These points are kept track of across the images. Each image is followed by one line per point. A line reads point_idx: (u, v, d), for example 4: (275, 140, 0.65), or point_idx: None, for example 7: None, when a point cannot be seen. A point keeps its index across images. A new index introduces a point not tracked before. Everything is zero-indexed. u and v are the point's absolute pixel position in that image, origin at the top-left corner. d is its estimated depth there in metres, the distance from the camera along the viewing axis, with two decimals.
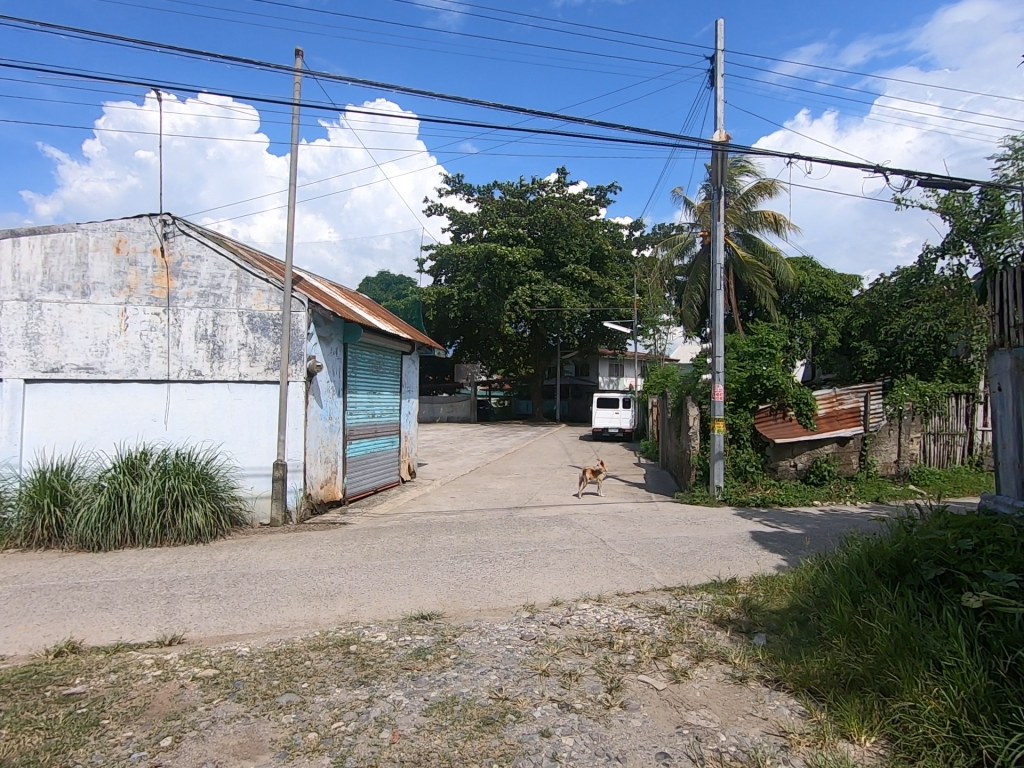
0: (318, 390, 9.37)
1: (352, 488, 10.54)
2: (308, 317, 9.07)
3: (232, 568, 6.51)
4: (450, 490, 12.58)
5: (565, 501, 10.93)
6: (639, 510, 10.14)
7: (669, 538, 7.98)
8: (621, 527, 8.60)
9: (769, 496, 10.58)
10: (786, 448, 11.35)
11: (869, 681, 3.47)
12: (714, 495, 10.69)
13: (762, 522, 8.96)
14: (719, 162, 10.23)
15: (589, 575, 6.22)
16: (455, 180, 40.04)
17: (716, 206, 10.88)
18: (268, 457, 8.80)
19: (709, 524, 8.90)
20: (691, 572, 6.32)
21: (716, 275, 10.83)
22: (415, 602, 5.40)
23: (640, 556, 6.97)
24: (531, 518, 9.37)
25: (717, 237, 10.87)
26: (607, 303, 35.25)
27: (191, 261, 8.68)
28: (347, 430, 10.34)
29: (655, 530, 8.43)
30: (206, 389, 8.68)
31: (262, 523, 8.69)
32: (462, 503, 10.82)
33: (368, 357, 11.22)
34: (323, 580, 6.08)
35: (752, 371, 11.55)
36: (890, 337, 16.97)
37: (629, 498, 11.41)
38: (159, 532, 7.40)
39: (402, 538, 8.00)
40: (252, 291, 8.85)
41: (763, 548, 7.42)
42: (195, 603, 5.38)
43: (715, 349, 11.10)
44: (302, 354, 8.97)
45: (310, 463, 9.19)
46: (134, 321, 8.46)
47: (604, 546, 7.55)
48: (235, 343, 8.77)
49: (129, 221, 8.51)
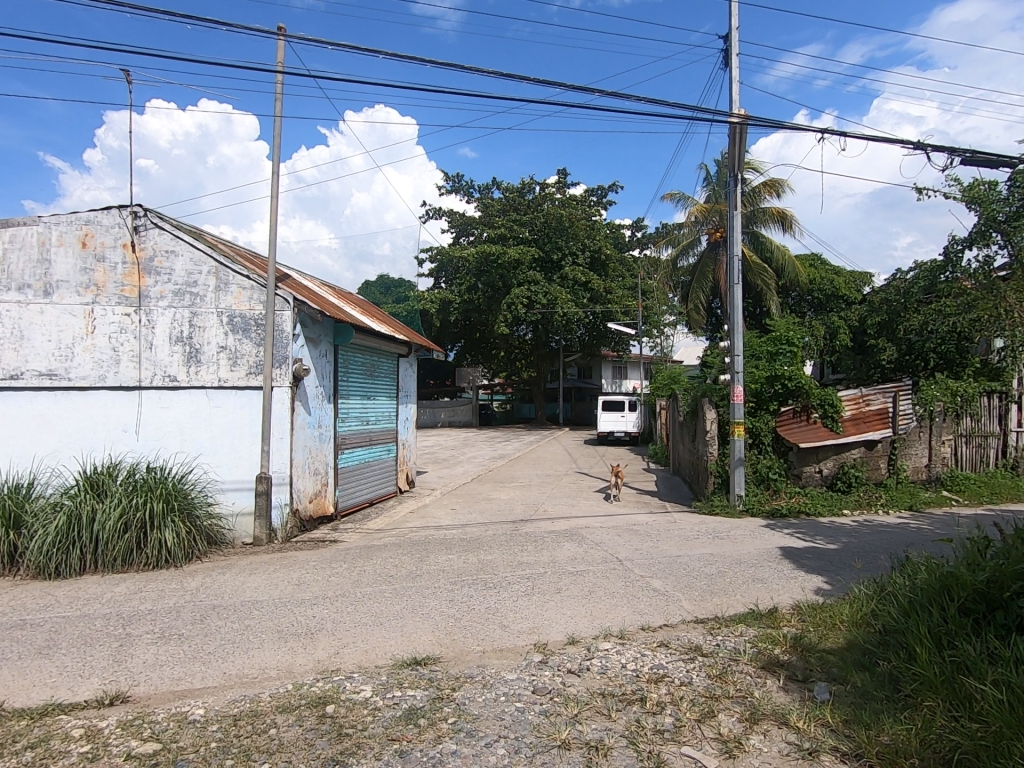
0: (305, 396, 8.61)
1: (345, 501, 9.78)
2: (293, 316, 8.33)
3: (203, 600, 5.75)
4: (451, 501, 11.81)
5: (573, 513, 10.15)
6: (655, 522, 9.36)
7: (691, 556, 7.20)
8: (637, 544, 7.82)
9: (794, 505, 9.79)
10: (811, 451, 10.49)
11: (981, 761, 2.75)
12: (735, 505, 9.91)
13: (791, 537, 8.17)
14: (736, 146, 9.52)
15: (608, 604, 5.45)
16: (455, 181, 39.42)
17: (733, 195, 10.14)
18: (250, 469, 8.05)
19: (733, 538, 8.12)
20: (724, 600, 5.55)
21: (734, 268, 10.09)
22: (407, 643, 4.64)
23: (664, 580, 6.19)
24: (538, 534, 8.59)
25: (735, 227, 10.15)
26: (607, 304, 34.32)
27: (165, 257, 7.96)
28: (339, 439, 9.60)
29: (676, 547, 7.65)
30: (182, 396, 7.94)
31: (244, 542, 7.95)
32: (464, 517, 10.04)
33: (361, 360, 10.48)
34: (304, 614, 5.31)
35: (772, 370, 10.78)
36: (910, 334, 16.17)
37: (642, 508, 10.62)
38: (124, 556, 6.67)
39: (397, 559, 7.24)
40: (231, 289, 8.13)
41: (799, 568, 6.64)
42: (151, 646, 4.62)
43: (733, 347, 10.35)
44: (287, 357, 8.22)
45: (298, 476, 8.43)
46: (102, 322, 7.72)
47: (621, 566, 6.78)
48: (214, 345, 8.04)
49: (96, 213, 7.80)
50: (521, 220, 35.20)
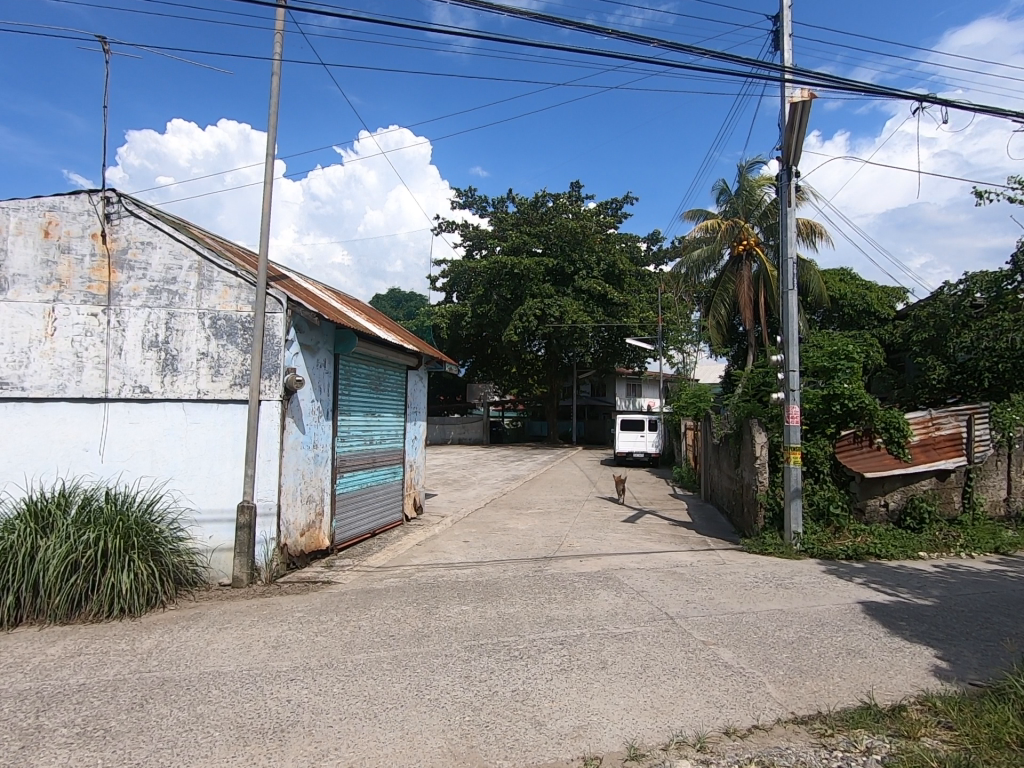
0: (298, 412, 7.46)
1: (343, 533, 8.57)
2: (287, 319, 7.22)
3: (153, 669, 4.54)
4: (462, 531, 10.55)
5: (603, 550, 8.85)
6: (700, 563, 8.03)
7: (757, 613, 5.88)
8: (687, 595, 6.50)
9: (860, 546, 8.43)
10: (876, 482, 9.18)
11: None
12: (791, 545, 8.59)
13: (870, 588, 6.82)
14: (795, 133, 8.33)
15: (671, 691, 4.18)
16: (468, 194, 38.76)
17: (785, 190, 8.98)
18: (231, 497, 6.90)
19: (801, 589, 6.78)
20: (823, 688, 4.26)
21: (789, 272, 8.88)
22: (410, 753, 3.40)
23: (734, 651, 4.90)
24: (565, 577, 7.31)
25: (788, 227, 8.95)
26: (621, 320, 33.10)
27: (139, 249, 6.91)
28: (337, 461, 8.44)
29: (735, 600, 6.32)
30: (155, 410, 6.83)
31: (222, 583, 6.80)
32: (478, 552, 8.79)
33: (365, 372, 9.34)
34: (275, 697, 4.06)
35: (829, 389, 9.38)
36: (960, 353, 14.71)
37: (681, 544, 9.30)
38: (70, 605, 5.54)
39: (400, 609, 6.01)
40: (216, 287, 7.06)
41: (897, 634, 5.31)
42: (62, 751, 3.39)
43: (787, 361, 9.06)
44: (278, 367, 7.10)
45: (287, 505, 7.25)
46: (63, 323, 6.67)
47: (674, 627, 5.49)
48: (193, 352, 6.95)
49: (63, 198, 6.80)
50: (535, 233, 34.39)
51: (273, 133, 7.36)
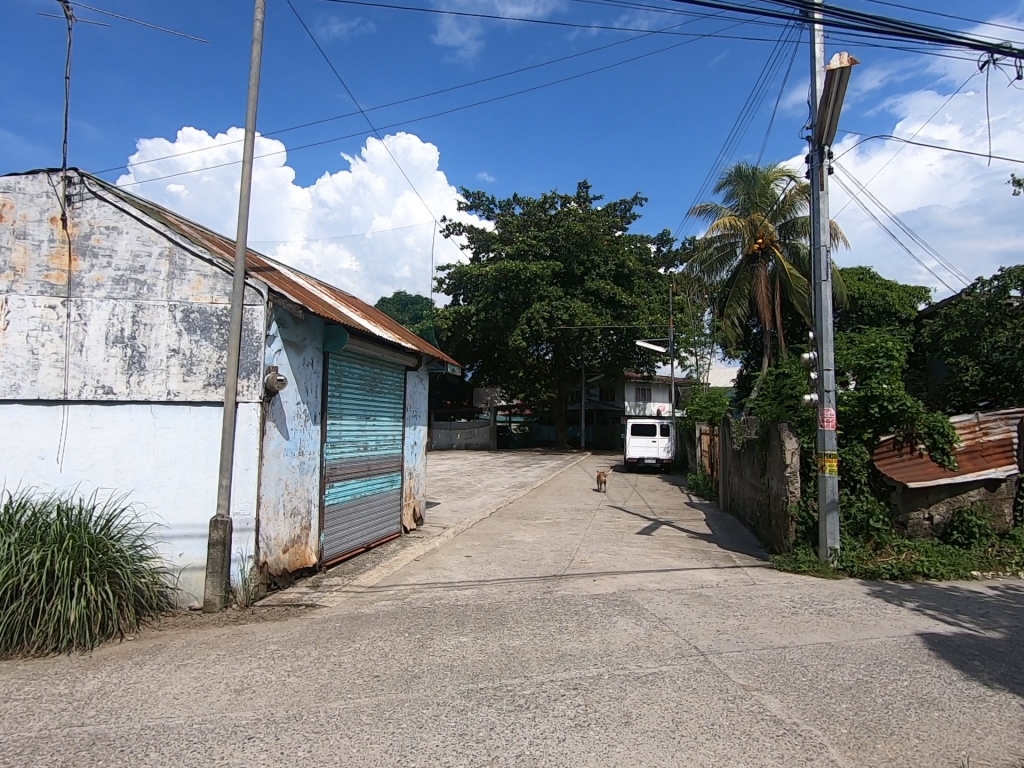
0: (280, 416, 6.74)
1: (333, 548, 7.83)
2: (268, 313, 6.51)
3: (84, 722, 3.80)
4: (464, 544, 9.77)
5: (617, 567, 8.05)
6: (727, 584, 7.20)
7: (803, 648, 5.06)
8: (717, 624, 5.69)
9: (906, 565, 7.56)
10: (919, 492, 8.32)
11: None
12: (827, 562, 7.76)
13: (927, 616, 5.97)
14: (829, 107, 7.59)
15: (714, 759, 3.37)
16: (475, 197, 38.18)
17: (816, 172, 8.23)
18: (204, 511, 6.17)
19: (848, 617, 5.94)
20: (901, 755, 3.44)
21: (821, 261, 8.12)
22: None
23: (783, 701, 4.09)
24: (578, 600, 6.52)
25: (821, 212, 8.19)
26: (632, 322, 32.23)
27: (103, 235, 6.24)
28: (327, 470, 7.71)
29: (774, 631, 5.50)
30: (119, 413, 6.13)
31: (193, 607, 6.08)
32: (481, 569, 8.02)
33: (358, 372, 8.62)
34: (224, 764, 3.31)
35: (866, 390, 8.54)
36: (994, 352, 13.69)
37: (704, 561, 8.48)
38: (9, 637, 4.83)
39: (389, 641, 5.24)
40: (188, 276, 6.37)
41: (975, 678, 4.46)
42: None
43: (820, 359, 8.25)
44: (257, 365, 6.38)
45: (268, 519, 6.52)
46: (18, 317, 6.04)
47: (708, 666, 4.68)
48: (163, 348, 6.26)
49: (19, 179, 6.16)
50: (542, 235, 33.72)
51: (253, 108, 6.68)
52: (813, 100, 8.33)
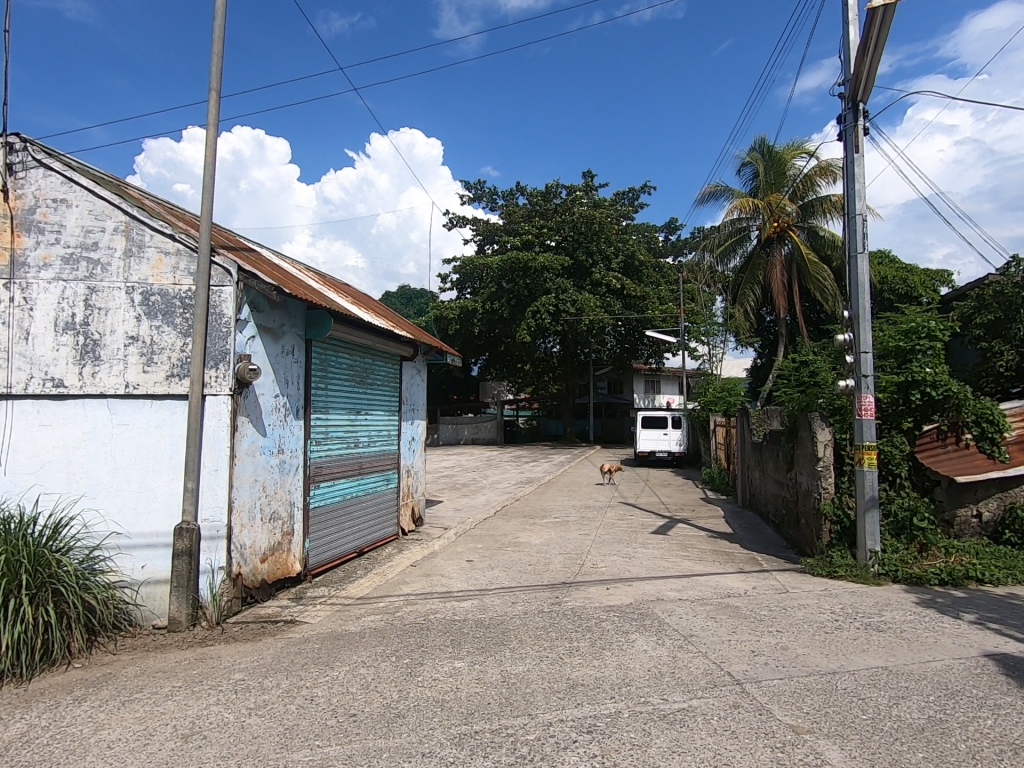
0: (255, 410, 6.04)
1: (319, 555, 7.15)
2: (238, 295, 5.79)
3: None
4: (466, 547, 9.07)
5: (633, 573, 7.30)
6: (757, 593, 6.45)
7: (856, 675, 4.31)
8: (752, 643, 4.93)
9: (957, 568, 6.74)
10: (967, 488, 7.47)
11: None
12: (866, 566, 6.99)
13: (993, 631, 5.17)
14: (868, 57, 6.77)
15: None
16: (477, 188, 37.17)
17: (851, 133, 7.44)
18: (168, 518, 5.50)
19: (902, 633, 5.16)
20: None
21: (857, 232, 7.35)
22: None
23: (846, 750, 3.34)
24: (590, 613, 5.80)
25: (856, 177, 7.40)
26: (641, 313, 31.38)
27: (51, 209, 5.57)
28: (311, 469, 7.02)
29: (819, 653, 4.73)
30: (72, 408, 5.46)
31: (157, 626, 5.41)
32: (483, 576, 7.31)
33: (346, 363, 7.91)
34: None
35: (906, 375, 7.71)
36: None
37: (728, 565, 7.72)
38: None
39: (371, 667, 4.52)
40: (147, 254, 5.67)
41: None
42: None
43: (856, 341, 7.43)
44: (226, 353, 5.68)
45: (242, 527, 5.82)
46: None
47: (748, 700, 3.93)
48: (120, 336, 5.57)
49: None
50: (548, 226, 32.89)
51: (218, 65, 5.96)
52: (846, 52, 7.51)
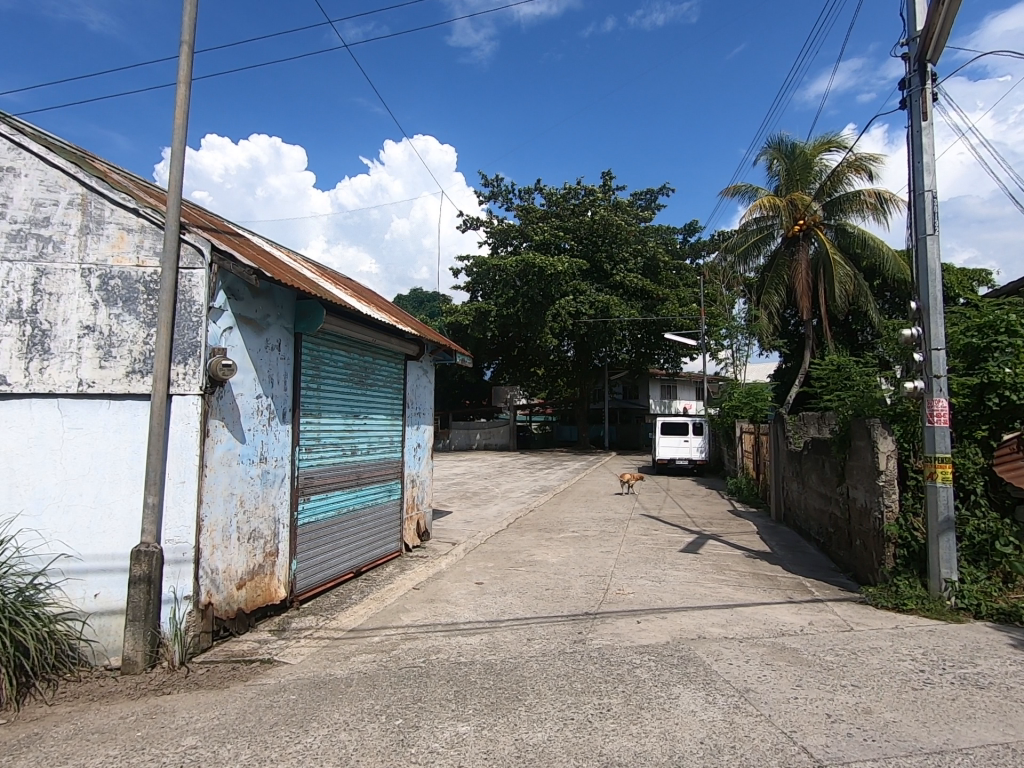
0: (232, 413, 5.23)
1: (308, 577, 6.31)
2: (211, 279, 5.00)
3: None
4: (475, 567, 8.17)
5: (666, 602, 6.36)
6: (818, 631, 5.47)
7: (974, 758, 3.33)
8: (827, 705, 3.97)
9: None
10: None
11: None
12: (941, 598, 6.01)
13: None
14: (942, 8, 5.77)
15: None
16: (493, 185, 36.33)
17: (918, 99, 6.51)
18: (125, 538, 4.69)
19: (1015, 693, 4.15)
20: None
21: (926, 210, 6.41)
22: None
23: None
24: (621, 656, 4.87)
25: (924, 148, 6.45)
26: (659, 316, 30.33)
27: None
28: (300, 481, 6.20)
29: (914, 721, 3.76)
30: (16, 409, 4.68)
31: (110, 665, 4.60)
32: (494, 604, 6.42)
33: (342, 362, 7.09)
34: None
35: (983, 376, 6.68)
36: None
37: (776, 593, 6.73)
38: None
39: (353, 732, 3.64)
40: (108, 231, 4.90)
41: None
42: None
43: (926, 336, 6.44)
44: (196, 346, 4.87)
45: (214, 549, 5.00)
46: None
47: None
48: (73, 325, 4.79)
49: None
50: (564, 226, 31.99)
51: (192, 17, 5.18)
52: (910, 6, 6.54)
